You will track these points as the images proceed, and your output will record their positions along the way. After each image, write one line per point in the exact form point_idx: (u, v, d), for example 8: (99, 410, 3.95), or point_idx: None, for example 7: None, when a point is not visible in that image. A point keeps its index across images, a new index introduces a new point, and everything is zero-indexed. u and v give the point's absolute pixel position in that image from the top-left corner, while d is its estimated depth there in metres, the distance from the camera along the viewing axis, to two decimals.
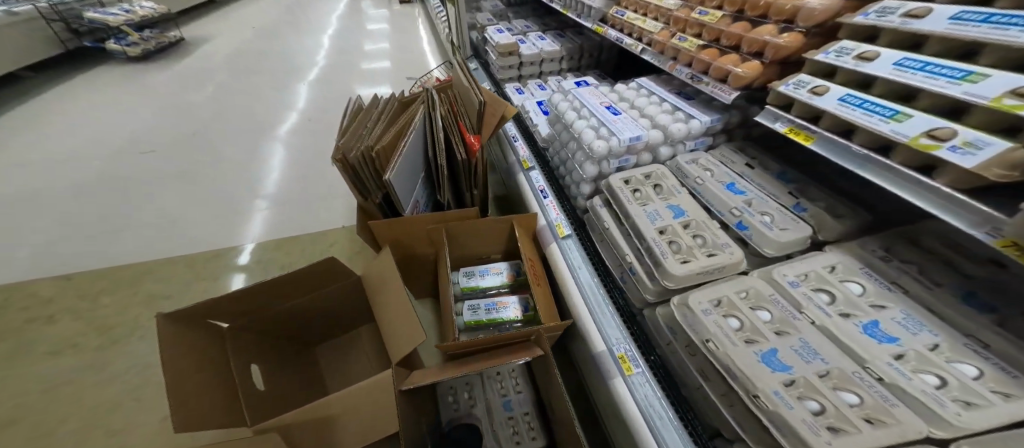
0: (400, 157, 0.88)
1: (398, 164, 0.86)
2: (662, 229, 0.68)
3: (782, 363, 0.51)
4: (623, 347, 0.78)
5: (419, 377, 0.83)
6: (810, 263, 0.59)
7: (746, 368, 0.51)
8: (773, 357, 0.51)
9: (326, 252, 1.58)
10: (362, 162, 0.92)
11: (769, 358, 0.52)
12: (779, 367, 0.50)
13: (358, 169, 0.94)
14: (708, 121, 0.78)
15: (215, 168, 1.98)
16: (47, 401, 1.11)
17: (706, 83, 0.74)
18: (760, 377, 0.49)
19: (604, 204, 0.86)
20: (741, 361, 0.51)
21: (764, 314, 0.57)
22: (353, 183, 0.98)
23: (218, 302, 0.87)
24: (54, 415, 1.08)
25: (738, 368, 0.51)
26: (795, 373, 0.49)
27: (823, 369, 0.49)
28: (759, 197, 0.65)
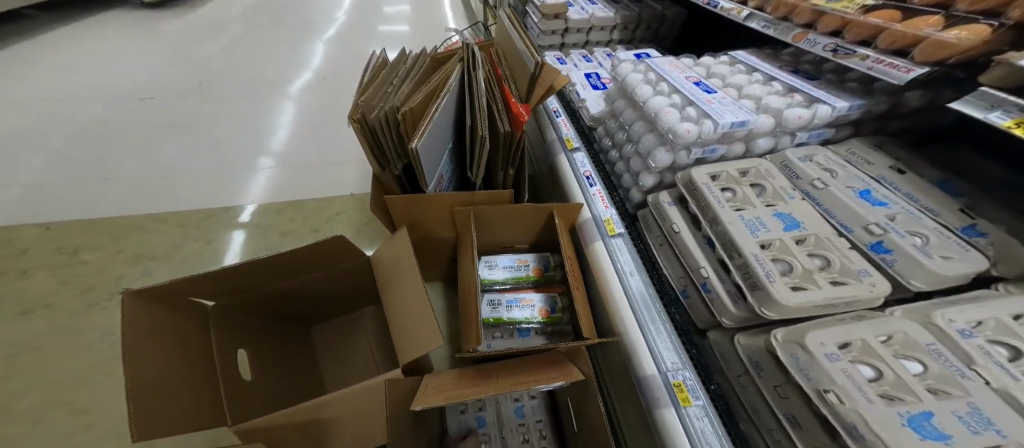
0: (430, 123, 0.72)
1: (427, 131, 0.71)
2: (766, 243, 0.53)
3: (938, 429, 0.37)
4: (680, 374, 0.65)
5: (430, 392, 0.70)
6: (987, 307, 0.45)
7: (878, 428, 0.38)
8: (924, 421, 0.38)
9: (334, 220, 1.46)
10: (383, 125, 0.76)
11: (917, 421, 0.38)
12: (933, 435, 0.37)
13: (377, 132, 0.78)
14: (844, 108, 0.62)
15: (218, 120, 1.81)
16: (37, 364, 1.11)
17: (865, 55, 0.55)
18: (898, 442, 0.36)
19: (674, 201, 0.71)
20: (874, 419, 0.39)
21: (913, 366, 0.43)
22: (371, 149, 0.82)
23: (198, 279, 0.74)
24: (41, 379, 1.08)
25: (866, 427, 0.38)
26: (954, 444, 0.36)
27: (995, 441, 0.35)
28: (907, 210, 0.51)
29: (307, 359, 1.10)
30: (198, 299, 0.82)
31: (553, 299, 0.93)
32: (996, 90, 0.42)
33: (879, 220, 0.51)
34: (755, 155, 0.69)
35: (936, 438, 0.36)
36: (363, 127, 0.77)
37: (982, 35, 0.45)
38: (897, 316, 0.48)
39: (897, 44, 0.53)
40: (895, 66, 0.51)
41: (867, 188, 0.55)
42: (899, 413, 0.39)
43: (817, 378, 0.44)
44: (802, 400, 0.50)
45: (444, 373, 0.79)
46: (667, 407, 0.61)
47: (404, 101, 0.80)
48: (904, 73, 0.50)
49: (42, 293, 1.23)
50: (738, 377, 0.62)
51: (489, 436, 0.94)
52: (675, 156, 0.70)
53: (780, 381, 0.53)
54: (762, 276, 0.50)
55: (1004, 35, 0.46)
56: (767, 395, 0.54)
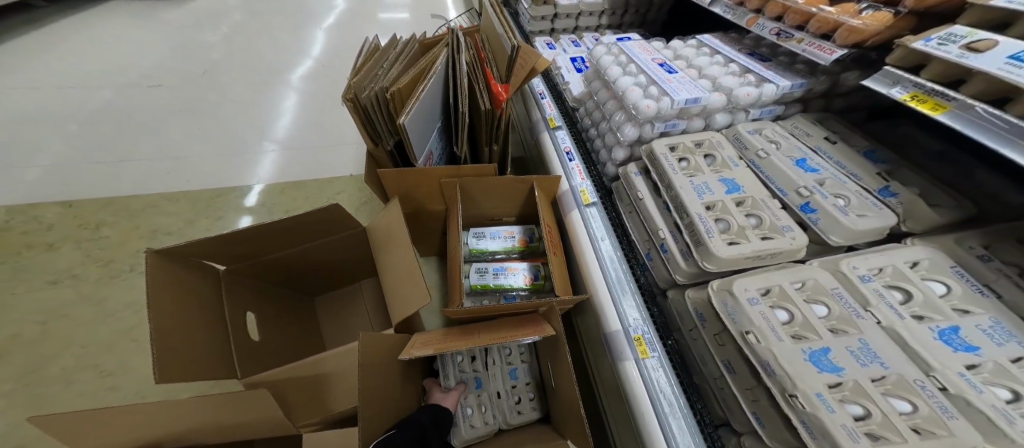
0: (417, 100, 0.78)
1: (415, 107, 0.77)
2: (710, 205, 0.60)
3: (833, 363, 0.45)
4: (640, 329, 0.73)
5: (418, 346, 0.78)
6: (886, 257, 0.52)
7: (786, 363, 0.45)
8: (822, 356, 0.45)
9: (334, 200, 1.54)
10: (375, 102, 0.82)
11: (817, 356, 0.46)
12: (828, 368, 0.44)
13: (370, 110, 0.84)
14: (787, 86, 0.68)
15: (224, 107, 1.89)
16: (68, 327, 1.22)
17: (799, 39, 0.62)
18: (802, 376, 0.44)
19: (640, 172, 0.78)
20: (783, 357, 0.46)
21: (820, 309, 0.50)
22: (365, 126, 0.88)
23: (209, 243, 0.82)
24: (74, 340, 1.20)
25: (778, 363, 0.46)
26: (845, 375, 0.44)
27: (879, 373, 0.43)
28: (835, 176, 0.57)
29: (311, 327, 1.19)
30: (211, 263, 0.90)
31: (536, 267, 1.01)
32: (896, 69, 0.51)
33: (808, 184, 0.56)
34: (714, 130, 0.74)
35: (830, 371, 0.44)
36: (357, 106, 0.83)
37: (883, 21, 0.53)
38: (812, 265, 0.55)
39: (823, 28, 0.60)
40: (822, 48, 0.58)
41: (804, 157, 0.61)
42: (803, 349, 0.46)
43: (741, 321, 0.51)
44: (735, 346, 0.58)
45: (431, 331, 0.87)
46: (628, 359, 0.70)
47: (395, 81, 0.86)
48: (828, 54, 0.57)
49: (67, 265, 1.34)
50: (690, 330, 0.70)
51: (483, 397, 1.00)
52: (641, 130, 0.75)
53: (719, 330, 0.61)
54: (703, 233, 0.56)
55: (905, 18, 0.54)
56: (709, 343, 0.62)
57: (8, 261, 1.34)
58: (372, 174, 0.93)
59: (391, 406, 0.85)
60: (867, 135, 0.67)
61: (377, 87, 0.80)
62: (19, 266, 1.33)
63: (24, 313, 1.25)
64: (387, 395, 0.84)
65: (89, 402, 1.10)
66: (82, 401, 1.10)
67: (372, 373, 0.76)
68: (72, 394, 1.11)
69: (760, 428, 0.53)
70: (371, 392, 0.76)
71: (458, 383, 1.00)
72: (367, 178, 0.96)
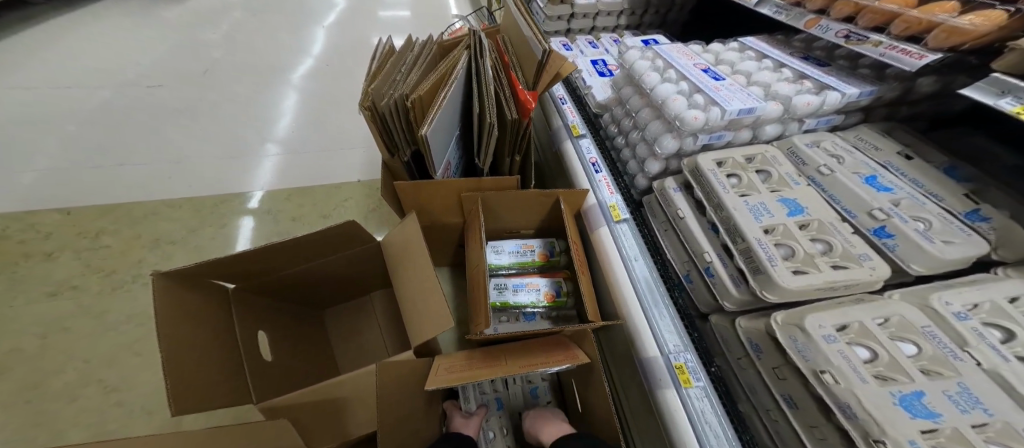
0: (439, 110, 0.72)
1: (437, 118, 0.71)
2: (769, 228, 0.54)
3: (927, 408, 0.39)
4: (682, 356, 0.67)
5: (439, 377, 0.72)
6: (982, 291, 0.47)
7: (870, 406, 0.40)
8: (914, 401, 0.40)
9: (341, 207, 1.49)
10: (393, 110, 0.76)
11: (908, 401, 0.40)
12: (922, 414, 0.39)
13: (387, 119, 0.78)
14: (856, 94, 0.64)
15: (226, 108, 1.83)
16: (69, 341, 1.17)
17: (877, 42, 0.59)
18: (892, 422, 0.39)
19: (680, 187, 0.73)
20: (867, 399, 0.41)
21: (908, 347, 0.45)
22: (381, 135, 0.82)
23: (219, 263, 0.76)
24: (76, 354, 1.15)
25: (861, 407, 0.41)
26: (942, 422, 0.38)
27: (981, 420, 0.38)
28: (911, 196, 0.52)
29: (322, 342, 1.14)
30: (220, 281, 0.85)
31: (558, 283, 0.96)
32: (1007, 76, 0.47)
33: (884, 206, 0.51)
34: (763, 141, 0.71)
35: (925, 418, 0.39)
36: (374, 115, 0.77)
37: (996, 21, 0.50)
38: (895, 298, 0.50)
39: (911, 30, 0.58)
40: (907, 53, 0.55)
41: (873, 174, 0.56)
42: (891, 392, 0.41)
43: (814, 359, 0.46)
44: (799, 381, 0.53)
45: (454, 354, 0.83)
46: (668, 387, 0.64)
47: (413, 86, 0.80)
48: (916, 59, 0.53)
49: (67, 275, 1.29)
50: (738, 359, 0.65)
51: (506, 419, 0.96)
52: (682, 142, 0.70)
53: (778, 363, 0.56)
54: (764, 260, 0.51)
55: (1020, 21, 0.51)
56: (767, 375, 0.58)
57: (6, 271, 1.29)
58: (388, 186, 0.88)
59: (409, 428, 0.82)
60: (941, 148, 0.63)
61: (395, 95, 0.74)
62: (18, 276, 1.29)
63: (23, 326, 1.20)
64: (406, 417, 0.81)
65: (93, 420, 1.05)
66: (84, 418, 1.06)
67: (389, 398, 0.73)
68: (74, 412, 1.07)
69: None
70: (386, 414, 0.73)
71: (480, 406, 0.95)
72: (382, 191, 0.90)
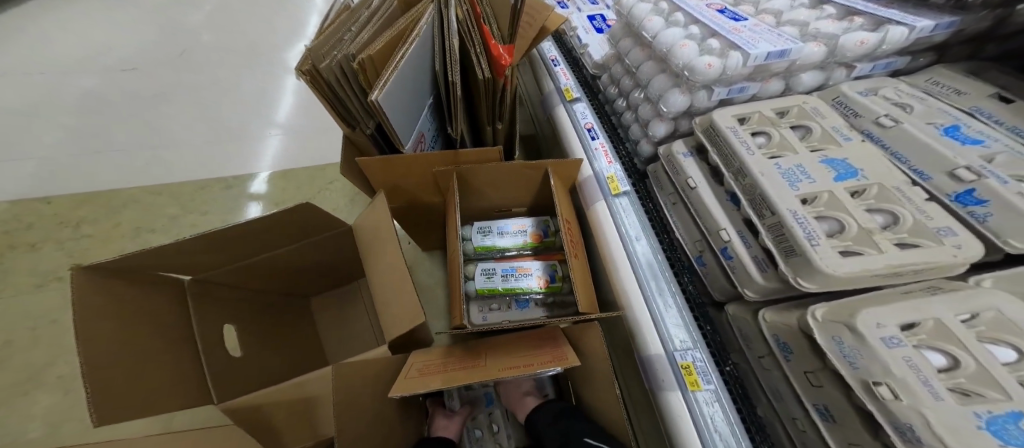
0: (395, 69, 0.58)
1: (392, 79, 0.57)
2: (809, 197, 0.42)
3: None
4: (690, 353, 0.55)
5: (411, 382, 0.62)
6: None
7: (943, 430, 0.29)
8: (1009, 425, 0.29)
9: (326, 189, 1.37)
10: (339, 72, 0.63)
11: (1000, 424, 0.29)
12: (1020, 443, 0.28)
13: (335, 84, 0.65)
14: (931, 28, 0.53)
15: (207, 86, 1.71)
16: (56, 334, 1.12)
17: None
18: None
19: (691, 152, 0.60)
20: (939, 421, 0.30)
21: (1003, 353, 0.33)
22: (332, 105, 0.69)
23: (159, 254, 0.65)
24: (63, 348, 1.10)
25: (927, 430, 0.30)
26: None
27: None
28: (1010, 149, 0.39)
29: (309, 333, 1.06)
30: (167, 275, 0.75)
31: (553, 266, 0.84)
32: None
33: (972, 162, 0.39)
34: (799, 93, 0.58)
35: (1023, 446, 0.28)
36: (316, 79, 0.64)
37: None
38: (986, 285, 0.38)
39: None
40: None
41: (955, 124, 0.43)
42: (977, 412, 0.30)
43: (865, 367, 0.35)
44: (839, 391, 0.42)
45: (433, 350, 0.74)
46: (671, 390, 0.53)
47: (366, 45, 0.66)
48: None
49: (48, 268, 1.23)
50: (760, 358, 0.54)
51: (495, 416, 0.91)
52: (692, 98, 0.57)
53: (813, 367, 0.45)
54: (802, 237, 0.39)
55: None
56: (798, 383, 0.47)
57: None
58: (350, 164, 0.75)
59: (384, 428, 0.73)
60: None
61: (340, 53, 0.61)
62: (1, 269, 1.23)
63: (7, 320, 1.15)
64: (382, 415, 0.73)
65: (81, 416, 1.00)
66: (72, 414, 1.01)
67: (353, 397, 0.64)
68: (62, 407, 1.02)
69: None
70: (351, 416, 0.64)
71: (464, 404, 0.91)
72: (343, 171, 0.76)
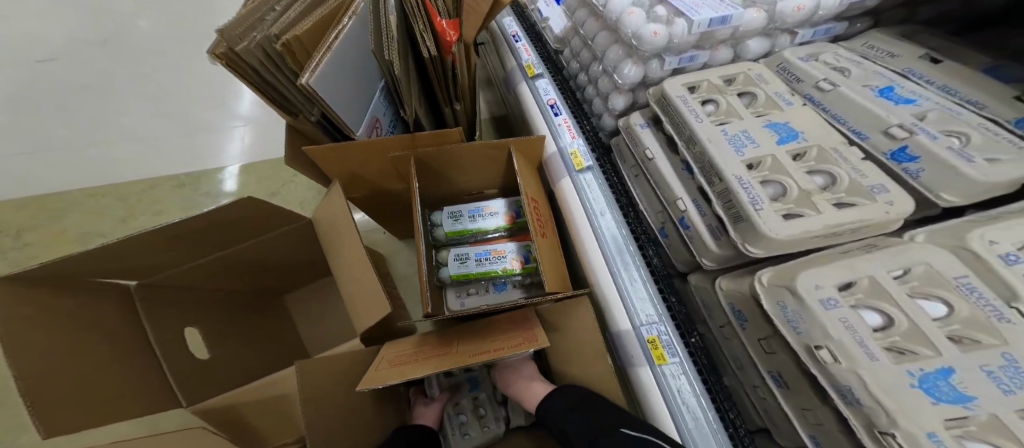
0: (327, 51, 0.54)
1: (324, 61, 0.53)
2: (754, 162, 0.42)
3: (957, 390, 0.29)
4: (656, 327, 0.54)
5: (380, 375, 0.59)
6: None
7: (879, 391, 0.31)
8: (939, 382, 0.30)
9: (289, 182, 1.25)
10: (261, 54, 0.54)
11: (930, 381, 0.30)
12: (948, 398, 0.29)
13: (260, 68, 0.56)
14: None
15: (120, 60, 1.47)
16: None
17: None
18: (906, 410, 0.29)
19: (648, 123, 0.60)
20: (877, 381, 0.31)
21: (934, 307, 0.34)
22: (265, 91, 0.61)
23: (88, 259, 0.61)
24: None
25: (865, 391, 0.32)
26: (975, 406, 0.28)
27: None
28: (941, 107, 0.40)
29: (283, 330, 1.02)
30: (109, 281, 0.70)
31: (526, 247, 0.81)
32: None
33: (906, 121, 0.39)
34: (748, 61, 0.59)
35: (953, 402, 0.29)
36: (234, 61, 0.53)
37: None
38: (919, 241, 0.39)
39: None
40: None
41: (890, 85, 0.44)
42: (909, 371, 0.31)
43: (807, 332, 0.37)
44: (789, 356, 0.42)
45: (406, 340, 0.72)
46: (641, 366, 0.53)
47: (293, 23, 0.57)
48: None
49: None
50: (721, 328, 0.55)
51: (479, 400, 0.88)
52: (646, 69, 0.57)
53: (765, 334, 0.45)
54: (747, 203, 0.39)
55: None
56: (753, 349, 0.47)
57: None
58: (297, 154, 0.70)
59: (360, 421, 0.70)
60: (979, 49, 0.52)
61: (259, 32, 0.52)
62: None
63: None
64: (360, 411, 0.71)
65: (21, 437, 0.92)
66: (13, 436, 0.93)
67: (320, 392, 0.62)
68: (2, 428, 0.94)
69: None
70: (320, 412, 0.62)
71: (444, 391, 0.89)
72: (287, 161, 0.70)
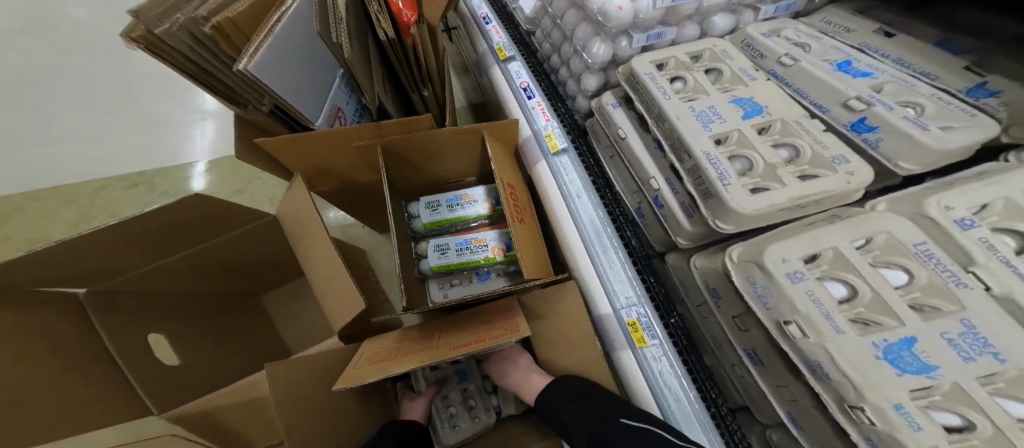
0: (269, 34, 0.52)
1: (265, 42, 0.51)
2: (722, 137, 0.42)
3: (921, 360, 0.29)
4: (635, 311, 0.54)
5: (359, 372, 0.57)
6: (1003, 185, 0.35)
7: (847, 365, 0.31)
8: (903, 352, 0.30)
9: (256, 179, 1.16)
10: (188, 39, 0.50)
11: (895, 352, 0.30)
12: (913, 368, 0.29)
13: (191, 54, 0.52)
14: None
15: (59, 52, 1.34)
16: None
17: None
18: (873, 383, 0.30)
19: (619, 102, 0.59)
20: (845, 356, 0.31)
21: (895, 276, 0.34)
22: (202, 81, 0.57)
23: (24, 267, 0.55)
24: None
25: (835, 366, 0.32)
26: (938, 376, 0.29)
27: (989, 369, 0.28)
28: (896, 78, 0.41)
29: (259, 331, 0.98)
30: (53, 290, 0.64)
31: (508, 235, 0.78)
32: None
33: (863, 93, 0.40)
34: (715, 37, 0.60)
35: (917, 373, 0.29)
36: (156, 45, 0.48)
37: None
38: (881, 210, 0.39)
39: None
40: None
41: (848, 59, 0.45)
42: (875, 343, 0.31)
43: (776, 307, 0.37)
44: (762, 333, 0.42)
45: (386, 336, 0.69)
46: (624, 350, 0.53)
47: (223, 6, 0.54)
48: None
49: None
50: (698, 307, 0.55)
51: (469, 392, 0.86)
52: (615, 47, 0.57)
53: (739, 311, 0.45)
54: (715, 179, 0.38)
55: None
56: (728, 327, 0.47)
57: None
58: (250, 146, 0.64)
59: (344, 424, 0.67)
60: (933, 20, 0.53)
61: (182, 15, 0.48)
62: None
63: None
64: (340, 412, 0.67)
65: None
66: None
67: (296, 392, 0.58)
68: None
69: (798, 433, 0.41)
70: (298, 412, 0.58)
71: (431, 385, 0.87)
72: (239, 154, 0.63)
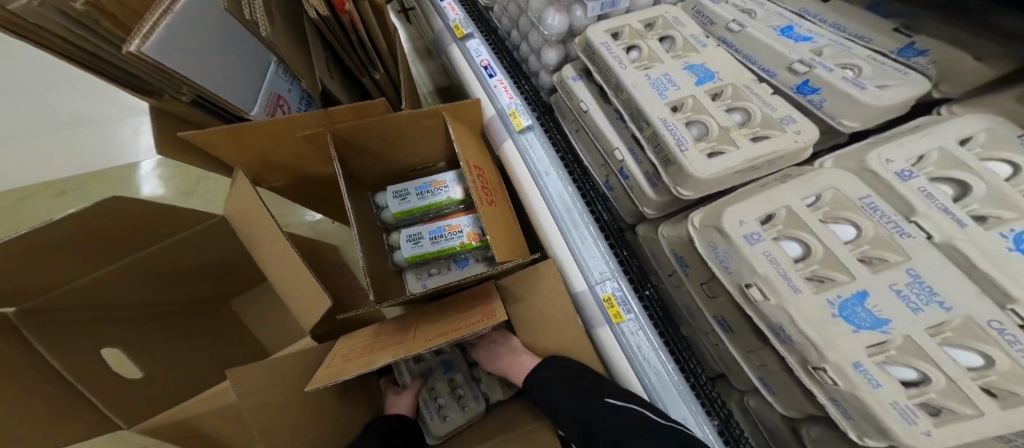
0: (163, 12, 0.48)
1: (158, 22, 0.47)
2: (677, 104, 0.42)
3: (873, 315, 0.30)
4: (609, 285, 0.54)
5: (333, 372, 0.54)
6: (934, 137, 0.37)
7: (808, 326, 0.32)
8: (856, 307, 0.31)
9: (209, 178, 1.11)
10: (61, 18, 0.44)
11: (849, 308, 0.31)
12: (867, 323, 0.30)
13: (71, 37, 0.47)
14: None
15: None
16: None
17: None
18: (831, 341, 0.31)
19: (580, 75, 0.59)
20: (804, 316, 0.32)
21: (846, 231, 0.35)
22: (98, 70, 0.52)
23: None
24: None
25: (796, 328, 0.32)
26: (891, 330, 0.30)
27: (937, 318, 0.29)
28: (833, 43, 0.43)
29: (229, 338, 0.95)
30: None
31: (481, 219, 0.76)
32: None
33: (806, 57, 0.41)
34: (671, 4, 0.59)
35: (870, 328, 0.30)
36: (19, 25, 0.43)
37: None
38: (829, 166, 0.40)
39: None
40: None
41: (790, 25, 0.46)
42: (830, 300, 0.32)
43: (737, 271, 0.37)
44: (728, 299, 0.43)
45: (362, 331, 0.67)
46: (602, 326, 0.53)
47: None
48: None
49: None
50: (669, 276, 0.56)
51: (455, 381, 0.84)
52: (570, 17, 0.57)
53: (706, 278, 0.46)
54: (673, 144, 0.38)
55: None
56: (696, 294, 0.48)
57: None
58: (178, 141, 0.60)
59: (328, 425, 0.64)
60: None
61: None
62: None
63: None
64: (319, 414, 0.64)
65: None
66: None
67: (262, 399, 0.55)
68: None
69: (770, 396, 0.42)
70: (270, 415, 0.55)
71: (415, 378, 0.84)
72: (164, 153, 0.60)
